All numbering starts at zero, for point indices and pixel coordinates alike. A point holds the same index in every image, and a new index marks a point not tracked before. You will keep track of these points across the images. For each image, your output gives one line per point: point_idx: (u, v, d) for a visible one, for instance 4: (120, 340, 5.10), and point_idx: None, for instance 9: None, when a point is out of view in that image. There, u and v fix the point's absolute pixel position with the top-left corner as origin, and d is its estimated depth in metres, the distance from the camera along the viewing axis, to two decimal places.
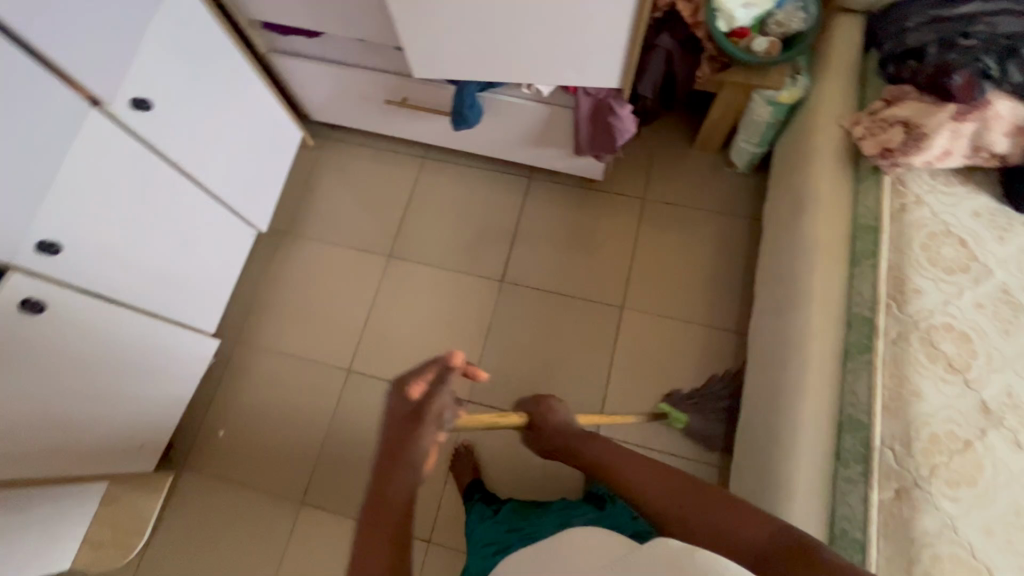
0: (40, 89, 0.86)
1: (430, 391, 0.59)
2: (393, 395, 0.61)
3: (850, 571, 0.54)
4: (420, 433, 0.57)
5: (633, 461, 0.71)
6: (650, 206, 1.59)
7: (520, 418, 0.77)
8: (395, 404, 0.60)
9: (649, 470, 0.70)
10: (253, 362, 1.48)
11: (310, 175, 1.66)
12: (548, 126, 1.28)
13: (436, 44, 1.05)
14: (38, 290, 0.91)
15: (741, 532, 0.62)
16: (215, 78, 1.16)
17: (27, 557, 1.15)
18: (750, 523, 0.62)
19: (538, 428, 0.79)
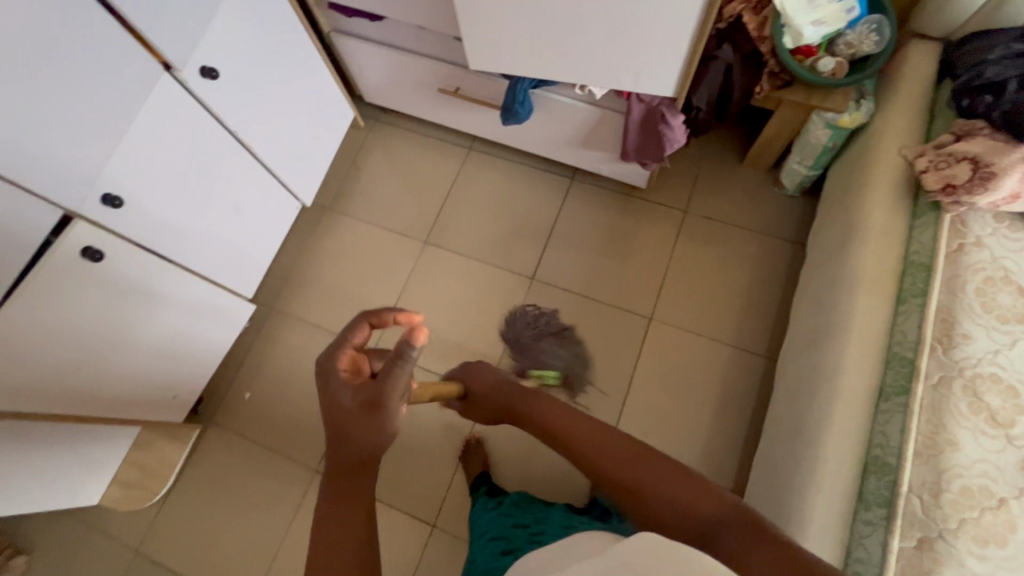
0: (121, 51, 0.90)
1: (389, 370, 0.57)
2: (338, 383, 0.59)
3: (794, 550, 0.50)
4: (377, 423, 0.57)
5: (590, 433, 0.67)
6: (690, 219, 1.56)
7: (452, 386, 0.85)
8: (343, 392, 0.58)
9: (605, 441, 0.65)
10: (285, 330, 1.52)
11: (357, 154, 1.70)
12: (597, 128, 1.27)
13: (494, 37, 1.06)
14: (98, 239, 0.96)
15: (690, 507, 0.57)
16: (278, 52, 1.19)
17: (61, 488, 1.22)
18: (700, 499, 0.57)
19: (477, 398, 0.85)
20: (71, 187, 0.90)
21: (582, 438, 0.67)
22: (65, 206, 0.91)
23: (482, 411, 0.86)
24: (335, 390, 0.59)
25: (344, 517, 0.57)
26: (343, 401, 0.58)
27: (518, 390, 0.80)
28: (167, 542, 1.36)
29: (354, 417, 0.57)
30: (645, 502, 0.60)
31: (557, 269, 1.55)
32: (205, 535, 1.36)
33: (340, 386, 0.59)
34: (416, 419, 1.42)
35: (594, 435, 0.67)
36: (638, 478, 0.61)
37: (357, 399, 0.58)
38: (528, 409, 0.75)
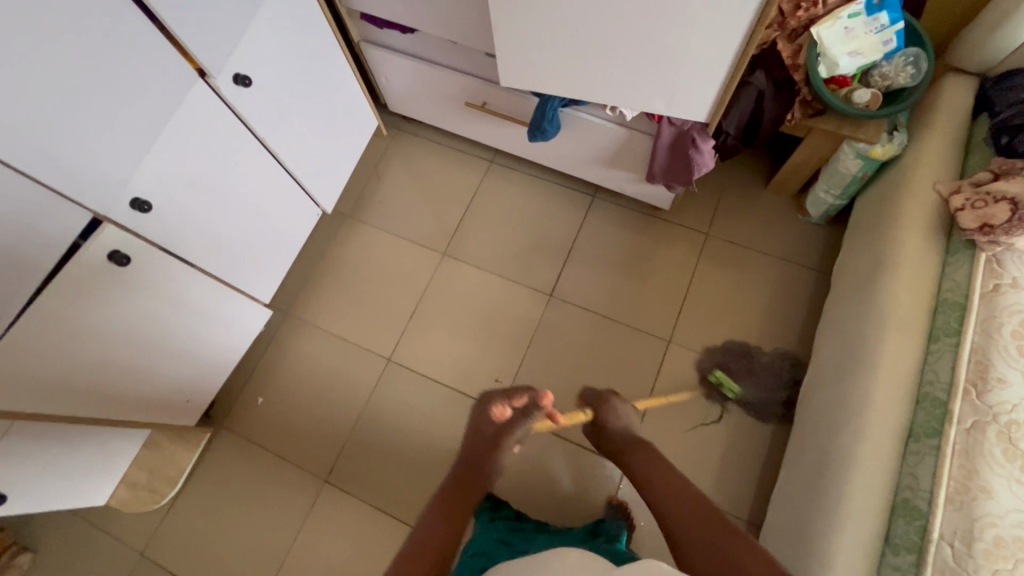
0: (154, 55, 0.89)
1: (516, 418, 0.92)
2: (483, 419, 0.93)
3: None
4: (500, 451, 0.89)
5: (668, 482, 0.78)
6: (713, 242, 1.55)
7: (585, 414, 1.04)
8: (485, 424, 0.92)
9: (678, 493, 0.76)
10: (299, 336, 1.52)
11: (379, 163, 1.70)
12: (624, 149, 1.26)
13: (529, 56, 1.05)
14: (125, 244, 0.96)
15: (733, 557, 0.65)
16: (309, 60, 1.20)
17: (70, 487, 1.22)
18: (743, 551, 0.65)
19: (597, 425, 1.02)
20: (102, 191, 0.90)
21: (661, 484, 0.79)
22: (95, 210, 0.91)
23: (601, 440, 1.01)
24: (481, 421, 0.93)
25: (437, 514, 0.75)
26: (484, 429, 0.91)
27: (635, 440, 0.93)
28: (173, 547, 1.35)
29: (485, 440, 0.89)
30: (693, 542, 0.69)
31: (576, 286, 1.54)
32: (212, 540, 1.35)
33: (484, 418, 0.93)
34: (429, 433, 1.41)
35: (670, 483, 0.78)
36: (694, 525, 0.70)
37: (491, 430, 0.91)
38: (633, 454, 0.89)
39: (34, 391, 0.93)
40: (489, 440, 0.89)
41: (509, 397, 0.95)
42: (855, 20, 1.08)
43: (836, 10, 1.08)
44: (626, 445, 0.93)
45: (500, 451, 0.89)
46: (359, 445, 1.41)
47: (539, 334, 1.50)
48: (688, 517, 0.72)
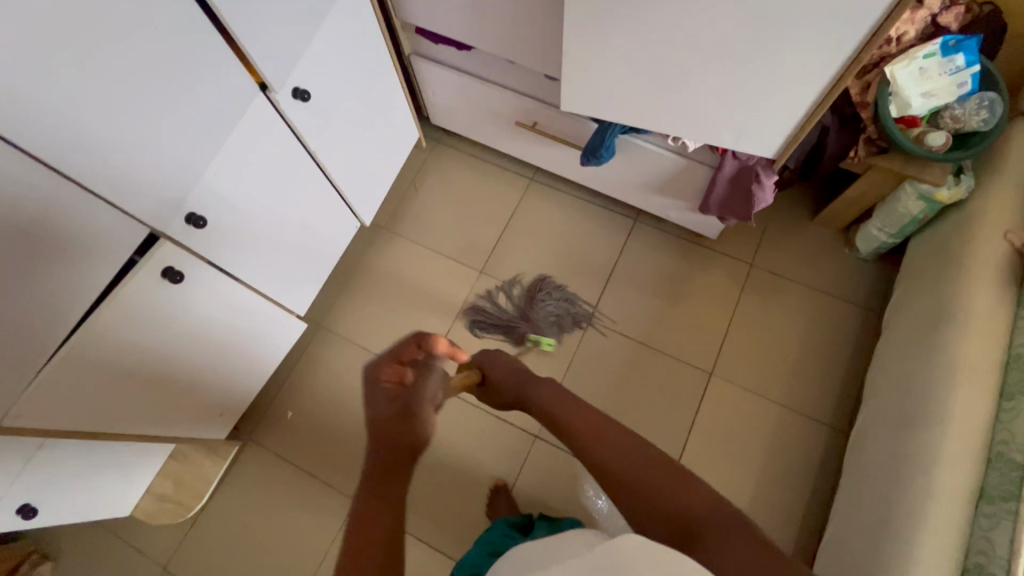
0: (221, 68, 0.86)
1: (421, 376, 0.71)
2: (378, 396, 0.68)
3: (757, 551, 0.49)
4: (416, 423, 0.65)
5: (589, 416, 0.65)
6: (756, 272, 1.52)
7: (468, 374, 0.83)
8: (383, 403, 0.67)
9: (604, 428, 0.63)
10: (332, 350, 1.49)
11: (416, 175, 1.67)
12: (679, 178, 1.24)
13: (596, 83, 1.02)
14: (179, 260, 0.93)
15: (678, 499, 0.55)
16: (362, 73, 1.17)
17: (99, 497, 1.19)
18: (688, 489, 0.56)
19: (490, 380, 0.82)
20: (161, 206, 0.87)
21: (582, 419, 0.65)
22: (153, 225, 0.88)
23: (496, 398, 0.83)
24: (374, 394, 0.69)
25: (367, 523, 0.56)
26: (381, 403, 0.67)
27: (534, 377, 0.77)
28: (197, 562, 1.32)
29: (392, 415, 0.66)
30: (628, 489, 0.57)
31: (616, 312, 1.51)
32: (238, 558, 1.32)
33: (382, 393, 0.68)
34: (463, 456, 1.37)
35: (593, 421, 0.64)
36: (632, 466, 0.58)
37: (395, 405, 0.67)
38: (539, 395, 0.73)
39: (80, 408, 0.91)
40: (395, 414, 0.66)
41: (399, 358, 0.71)
42: (930, 60, 1.05)
43: (912, 49, 1.05)
44: (526, 386, 0.76)
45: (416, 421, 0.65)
46: None
47: (577, 360, 1.46)
48: (618, 457, 0.60)
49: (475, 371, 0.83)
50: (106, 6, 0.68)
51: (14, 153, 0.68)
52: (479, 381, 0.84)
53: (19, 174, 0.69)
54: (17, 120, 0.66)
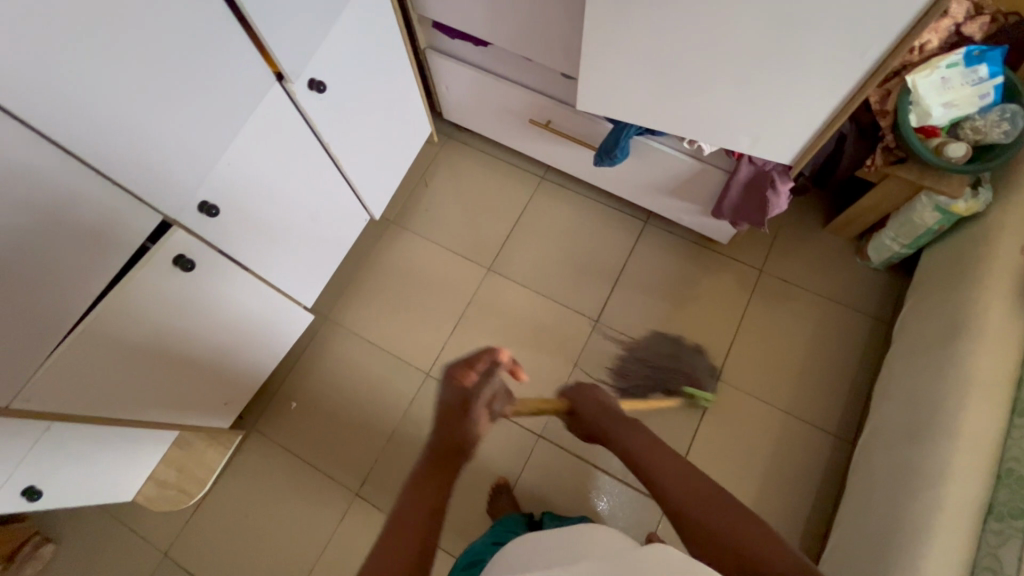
0: (237, 57, 0.86)
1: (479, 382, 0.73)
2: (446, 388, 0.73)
3: None
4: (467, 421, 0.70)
5: (673, 463, 0.71)
6: (766, 279, 1.51)
7: (559, 403, 0.89)
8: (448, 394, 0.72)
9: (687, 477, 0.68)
10: (338, 342, 1.49)
11: (427, 171, 1.67)
12: (693, 182, 1.23)
13: (612, 83, 1.02)
14: (191, 249, 0.93)
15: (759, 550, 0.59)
16: (378, 65, 1.17)
17: (102, 482, 1.20)
18: (771, 545, 0.60)
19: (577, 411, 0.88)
20: (174, 194, 0.87)
21: (668, 465, 0.71)
22: (166, 213, 0.88)
23: (580, 428, 0.88)
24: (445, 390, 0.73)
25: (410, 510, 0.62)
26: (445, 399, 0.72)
27: (622, 419, 0.83)
28: (198, 550, 1.32)
29: (450, 412, 0.71)
30: (709, 536, 0.63)
31: (623, 313, 1.50)
32: (239, 547, 1.33)
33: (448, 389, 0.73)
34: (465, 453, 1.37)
35: (679, 469, 0.70)
36: (715, 516, 0.63)
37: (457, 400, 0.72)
38: (625, 435, 0.79)
39: (88, 393, 0.91)
40: (452, 413, 0.71)
41: (468, 364, 0.74)
42: (952, 70, 1.04)
43: (935, 58, 1.04)
44: (612, 425, 0.82)
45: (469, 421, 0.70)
46: (394, 461, 1.38)
47: (583, 360, 1.46)
48: (701, 504, 0.65)
49: (566, 400, 0.89)
50: None
51: (32, 136, 0.67)
52: (568, 410, 0.90)
53: (36, 157, 0.69)
54: (36, 103, 0.66)
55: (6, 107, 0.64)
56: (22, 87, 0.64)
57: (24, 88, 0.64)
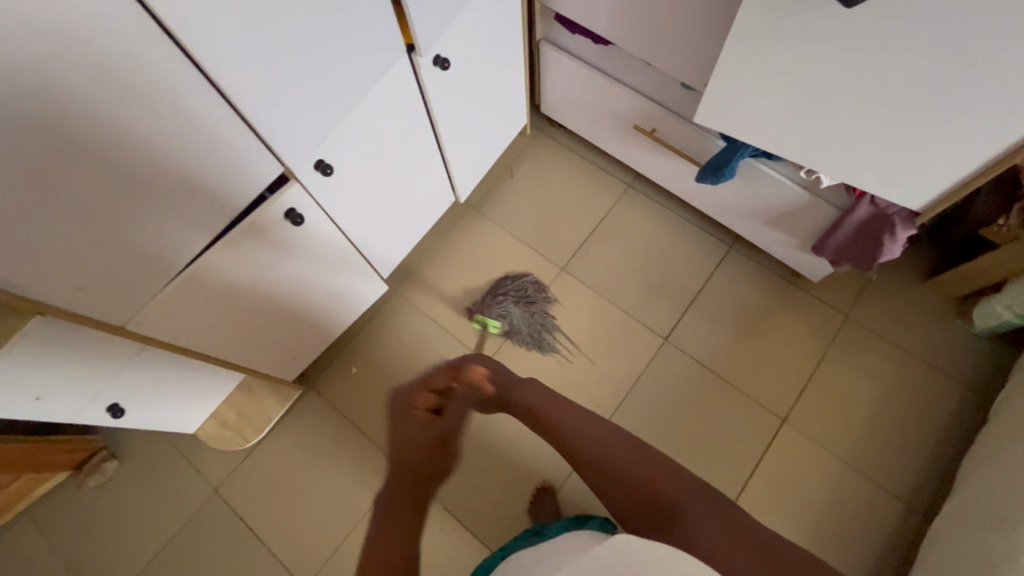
0: (380, 24, 0.87)
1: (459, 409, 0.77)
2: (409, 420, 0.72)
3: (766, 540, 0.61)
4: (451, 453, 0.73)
5: (569, 417, 0.77)
6: (851, 326, 1.43)
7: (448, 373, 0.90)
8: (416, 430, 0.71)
9: (587, 428, 0.75)
10: (404, 317, 1.51)
11: (513, 161, 1.66)
12: (798, 214, 1.17)
13: (739, 103, 0.98)
14: (302, 205, 0.96)
15: (667, 488, 0.66)
16: (496, 51, 1.17)
17: (174, 413, 1.25)
18: (674, 480, 0.67)
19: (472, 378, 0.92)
20: (297, 150, 0.89)
21: (565, 422, 0.77)
22: (286, 166, 0.90)
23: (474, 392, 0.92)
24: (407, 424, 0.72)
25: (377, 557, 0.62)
26: (410, 431, 0.71)
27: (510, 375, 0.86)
28: (246, 492, 1.38)
29: (424, 448, 0.70)
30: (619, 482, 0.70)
31: (693, 337, 1.46)
32: (285, 499, 1.37)
33: (408, 418, 0.72)
34: (512, 448, 1.37)
35: (576, 422, 0.76)
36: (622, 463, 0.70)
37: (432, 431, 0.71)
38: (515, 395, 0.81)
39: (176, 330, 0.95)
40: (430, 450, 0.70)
41: (428, 386, 0.76)
42: None
43: None
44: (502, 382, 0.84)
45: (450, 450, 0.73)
46: None
47: (644, 378, 1.43)
48: (607, 448, 0.72)
49: None
50: None
51: (197, 77, 0.69)
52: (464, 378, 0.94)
53: (194, 97, 0.71)
54: (214, 51, 0.68)
55: (192, 55, 0.66)
56: (205, 32, 0.66)
57: (208, 33, 0.66)
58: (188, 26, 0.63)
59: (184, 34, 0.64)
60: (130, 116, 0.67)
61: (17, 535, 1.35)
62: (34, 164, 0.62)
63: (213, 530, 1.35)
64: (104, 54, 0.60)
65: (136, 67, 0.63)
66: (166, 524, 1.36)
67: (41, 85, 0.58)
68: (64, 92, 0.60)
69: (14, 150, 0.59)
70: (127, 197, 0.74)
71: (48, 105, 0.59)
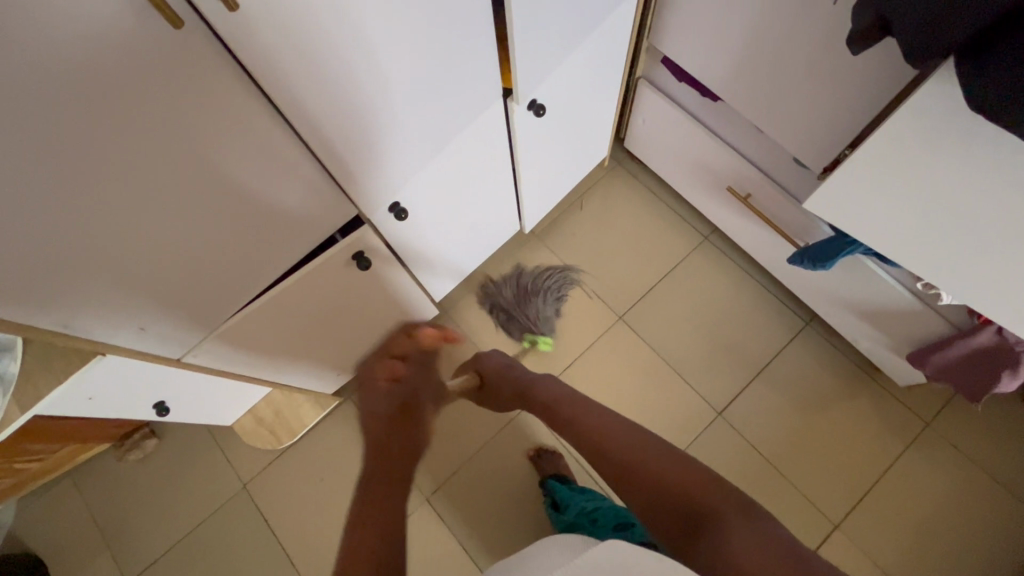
0: (480, 72, 0.86)
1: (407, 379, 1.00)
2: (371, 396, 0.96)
3: (780, 530, 0.57)
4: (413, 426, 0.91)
5: (581, 408, 0.84)
6: (929, 436, 1.31)
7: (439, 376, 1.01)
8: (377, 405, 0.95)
9: (594, 415, 0.81)
10: (451, 341, 1.47)
11: (586, 190, 1.57)
12: (900, 321, 1.06)
13: (857, 208, 0.87)
14: (370, 247, 0.97)
15: (657, 470, 0.68)
16: (587, 90, 1.09)
17: (216, 410, 1.20)
18: (662, 460, 0.69)
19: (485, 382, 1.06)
20: (373, 192, 0.89)
21: (575, 415, 0.84)
22: (362, 208, 0.91)
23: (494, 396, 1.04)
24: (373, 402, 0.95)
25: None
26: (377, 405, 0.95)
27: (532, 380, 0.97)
28: (274, 492, 1.39)
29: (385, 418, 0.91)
30: (618, 465, 0.72)
31: (749, 415, 1.36)
32: (309, 506, 1.38)
33: (374, 389, 0.98)
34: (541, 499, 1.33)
35: (582, 411, 0.83)
36: (619, 446, 0.74)
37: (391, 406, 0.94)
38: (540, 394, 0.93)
39: (261, 358, 1.00)
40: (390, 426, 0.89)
41: (390, 359, 1.04)
42: None
43: None
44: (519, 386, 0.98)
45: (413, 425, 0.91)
46: (471, 477, 1.38)
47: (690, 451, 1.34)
48: (602, 433, 0.78)
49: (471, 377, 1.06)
50: (417, 8, 0.69)
51: (267, 105, 0.67)
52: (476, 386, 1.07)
53: (261, 127, 0.68)
54: (301, 98, 0.68)
55: (274, 99, 0.66)
56: (292, 81, 0.66)
57: (297, 82, 0.66)
58: (275, 73, 0.64)
59: (266, 79, 0.64)
60: (194, 152, 0.64)
61: (60, 491, 1.41)
62: (93, 207, 0.60)
63: (238, 525, 1.37)
64: (174, 85, 0.57)
65: (206, 100, 0.60)
66: (196, 509, 1.39)
67: (111, 123, 0.55)
68: (138, 131, 0.58)
69: (87, 188, 0.58)
70: (185, 234, 0.71)
71: (113, 142, 0.57)
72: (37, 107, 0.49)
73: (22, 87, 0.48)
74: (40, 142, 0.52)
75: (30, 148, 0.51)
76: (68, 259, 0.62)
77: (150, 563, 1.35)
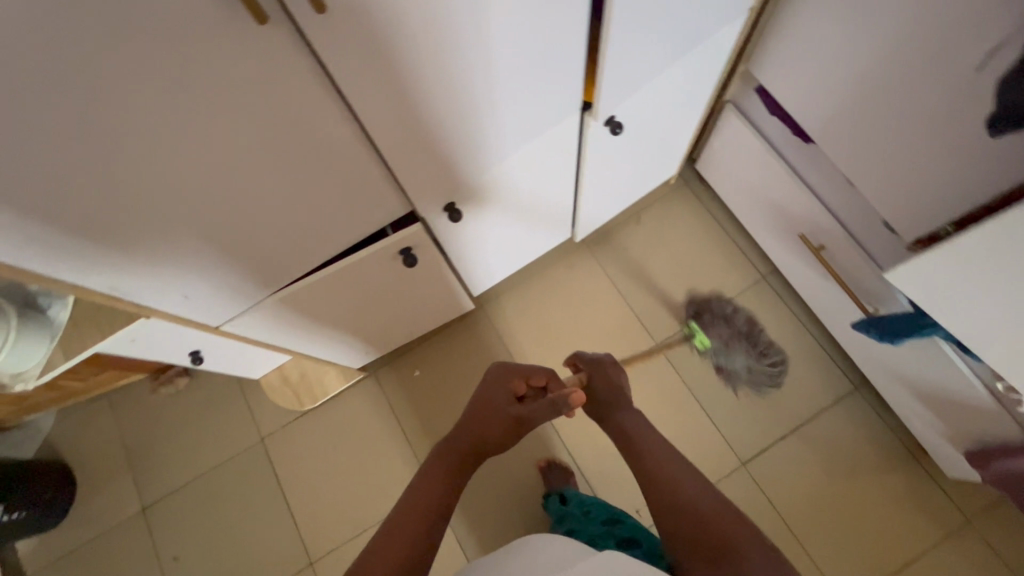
0: (562, 85, 0.81)
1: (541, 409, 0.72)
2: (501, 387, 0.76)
3: None
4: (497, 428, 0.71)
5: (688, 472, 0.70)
6: (966, 534, 1.21)
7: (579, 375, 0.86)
8: (495, 400, 0.73)
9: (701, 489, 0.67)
10: (481, 338, 1.45)
11: (647, 206, 1.51)
12: (967, 416, 0.97)
13: (948, 294, 0.78)
14: (418, 244, 0.95)
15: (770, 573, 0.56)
16: (671, 108, 1.02)
17: (249, 367, 1.21)
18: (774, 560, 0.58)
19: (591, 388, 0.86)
20: (431, 190, 0.87)
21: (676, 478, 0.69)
22: (416, 206, 0.89)
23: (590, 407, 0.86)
24: (497, 390, 0.75)
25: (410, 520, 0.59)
26: (497, 401, 0.73)
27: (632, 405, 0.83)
28: (289, 450, 1.43)
29: (499, 415, 0.72)
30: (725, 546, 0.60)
31: (776, 472, 1.30)
32: (318, 471, 1.41)
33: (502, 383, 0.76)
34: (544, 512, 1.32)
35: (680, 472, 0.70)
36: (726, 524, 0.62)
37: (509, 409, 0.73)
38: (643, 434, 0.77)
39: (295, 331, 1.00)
40: (483, 416, 0.71)
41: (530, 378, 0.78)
42: None
43: None
44: (624, 408, 0.83)
45: (499, 431, 0.71)
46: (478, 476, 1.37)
47: None
48: (702, 499, 0.66)
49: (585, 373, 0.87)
50: (507, 16, 0.65)
51: (338, 100, 0.65)
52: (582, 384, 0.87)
53: (328, 120, 0.67)
54: (374, 96, 0.66)
55: (346, 95, 0.64)
56: (367, 79, 0.64)
57: (372, 80, 0.64)
58: (350, 70, 0.61)
59: (341, 76, 0.62)
60: (257, 136, 0.63)
61: (96, 409, 1.49)
62: (156, 180, 0.60)
63: (251, 474, 1.42)
64: (246, 73, 0.56)
65: (277, 89, 0.59)
66: (216, 451, 1.44)
67: (182, 104, 0.54)
68: (207, 115, 0.57)
69: (152, 164, 0.58)
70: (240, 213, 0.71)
71: (179, 121, 0.56)
72: (110, 83, 0.49)
73: (97, 62, 0.47)
74: (108, 117, 0.51)
75: (97, 123, 0.51)
76: (126, 226, 0.62)
77: (166, 493, 1.42)
